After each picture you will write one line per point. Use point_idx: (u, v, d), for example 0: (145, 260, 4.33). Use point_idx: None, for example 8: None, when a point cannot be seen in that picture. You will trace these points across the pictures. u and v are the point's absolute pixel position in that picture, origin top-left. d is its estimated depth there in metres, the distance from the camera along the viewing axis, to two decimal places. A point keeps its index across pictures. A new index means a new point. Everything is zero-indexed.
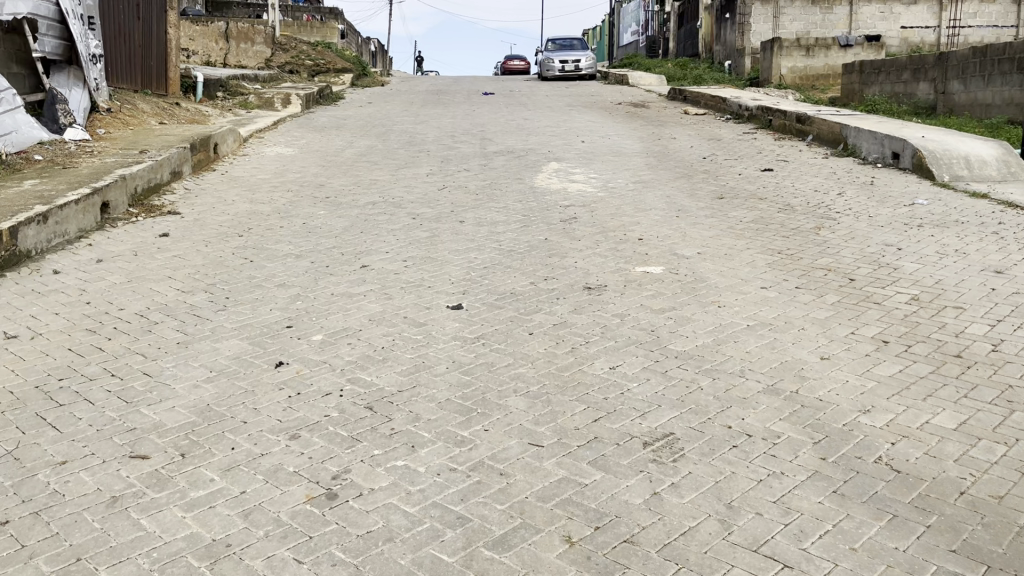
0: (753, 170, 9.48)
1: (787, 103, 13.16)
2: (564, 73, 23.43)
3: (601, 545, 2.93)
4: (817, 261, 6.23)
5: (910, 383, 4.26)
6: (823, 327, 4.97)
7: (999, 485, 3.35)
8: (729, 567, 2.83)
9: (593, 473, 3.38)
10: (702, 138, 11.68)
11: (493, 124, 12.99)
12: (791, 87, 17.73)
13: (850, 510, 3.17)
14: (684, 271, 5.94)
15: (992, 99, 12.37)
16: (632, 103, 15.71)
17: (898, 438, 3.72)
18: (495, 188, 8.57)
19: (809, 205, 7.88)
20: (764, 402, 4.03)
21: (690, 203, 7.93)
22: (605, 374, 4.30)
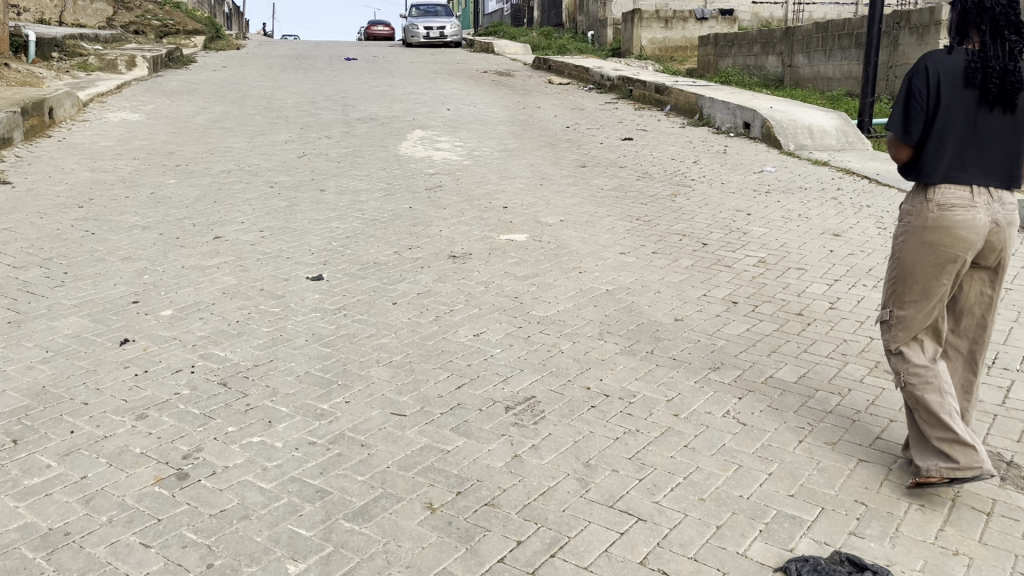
0: (614, 139, 9.69)
1: (647, 74, 13.48)
2: (429, 40, 23.15)
3: (462, 509, 2.95)
4: (673, 226, 6.46)
5: (756, 340, 4.50)
6: (678, 290, 5.17)
7: (834, 433, 3.60)
8: (586, 524, 2.91)
9: (455, 439, 3.39)
10: (565, 107, 11.82)
11: (356, 91, 12.70)
12: (651, 58, 18.21)
13: (699, 463, 3.33)
14: (546, 238, 6.03)
15: (833, 73, 13.13)
16: (497, 72, 15.72)
17: (744, 393, 3.93)
18: (358, 156, 8.39)
19: (666, 173, 8.14)
20: (622, 362, 4.16)
21: (553, 171, 8.04)
22: (469, 342, 4.31)
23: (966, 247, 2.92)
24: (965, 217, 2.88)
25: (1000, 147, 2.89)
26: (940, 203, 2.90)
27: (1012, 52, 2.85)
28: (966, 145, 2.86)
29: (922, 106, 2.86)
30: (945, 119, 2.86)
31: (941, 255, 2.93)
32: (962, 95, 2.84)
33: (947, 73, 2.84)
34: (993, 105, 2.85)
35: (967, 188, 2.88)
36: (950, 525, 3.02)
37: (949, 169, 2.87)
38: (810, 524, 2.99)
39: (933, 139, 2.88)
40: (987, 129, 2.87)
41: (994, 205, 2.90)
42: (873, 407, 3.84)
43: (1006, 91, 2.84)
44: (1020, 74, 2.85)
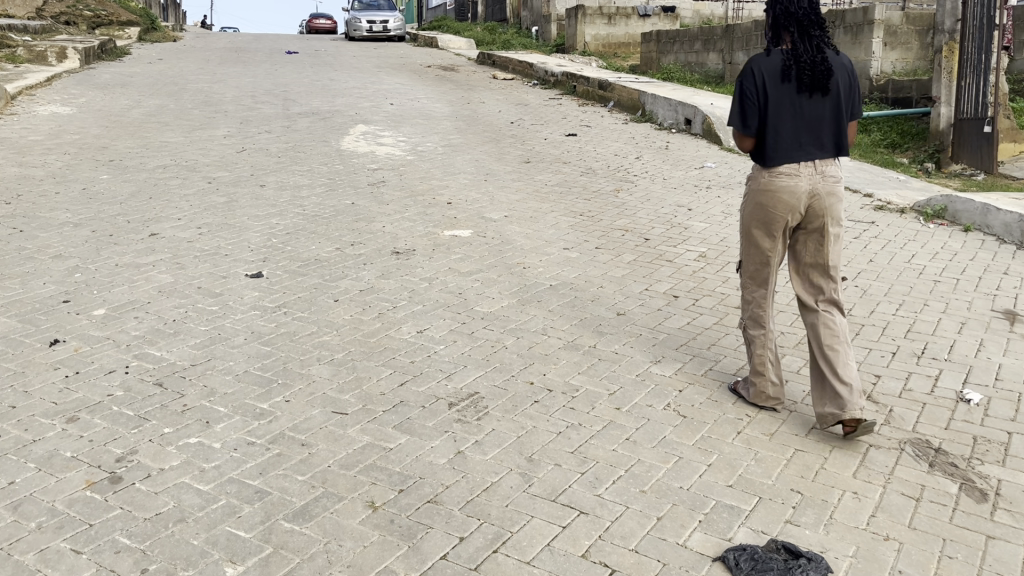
0: (558, 135, 9.73)
1: (590, 70, 13.56)
2: (372, 34, 22.92)
3: (405, 507, 2.94)
4: (616, 222, 6.52)
5: (696, 334, 4.57)
6: (620, 285, 5.22)
7: (771, 423, 3.68)
8: (529, 518, 2.92)
9: (398, 437, 3.37)
10: (510, 103, 11.83)
11: (297, 85, 12.51)
12: (594, 54, 18.33)
13: (641, 456, 3.37)
14: (491, 234, 6.03)
15: None
16: (441, 67, 15.64)
17: (684, 385, 3.99)
18: (299, 151, 8.28)
19: (609, 168, 8.21)
20: (564, 357, 4.19)
21: (497, 166, 8.04)
22: (412, 339, 4.28)
23: (789, 210, 3.45)
24: (787, 183, 3.41)
25: (822, 122, 3.41)
26: (772, 174, 3.43)
27: (818, 42, 3.40)
28: (796, 126, 3.38)
29: (753, 103, 3.39)
30: (774, 110, 3.38)
31: (767, 217, 3.49)
32: (784, 87, 3.37)
33: (767, 71, 3.37)
34: (811, 89, 3.39)
35: (798, 163, 3.40)
36: (882, 511, 3.11)
37: (786, 150, 3.39)
38: (747, 513, 3.05)
39: (769, 128, 3.39)
40: (809, 111, 3.39)
41: (817, 174, 3.42)
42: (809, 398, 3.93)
43: (818, 76, 3.38)
44: (826, 62, 3.38)
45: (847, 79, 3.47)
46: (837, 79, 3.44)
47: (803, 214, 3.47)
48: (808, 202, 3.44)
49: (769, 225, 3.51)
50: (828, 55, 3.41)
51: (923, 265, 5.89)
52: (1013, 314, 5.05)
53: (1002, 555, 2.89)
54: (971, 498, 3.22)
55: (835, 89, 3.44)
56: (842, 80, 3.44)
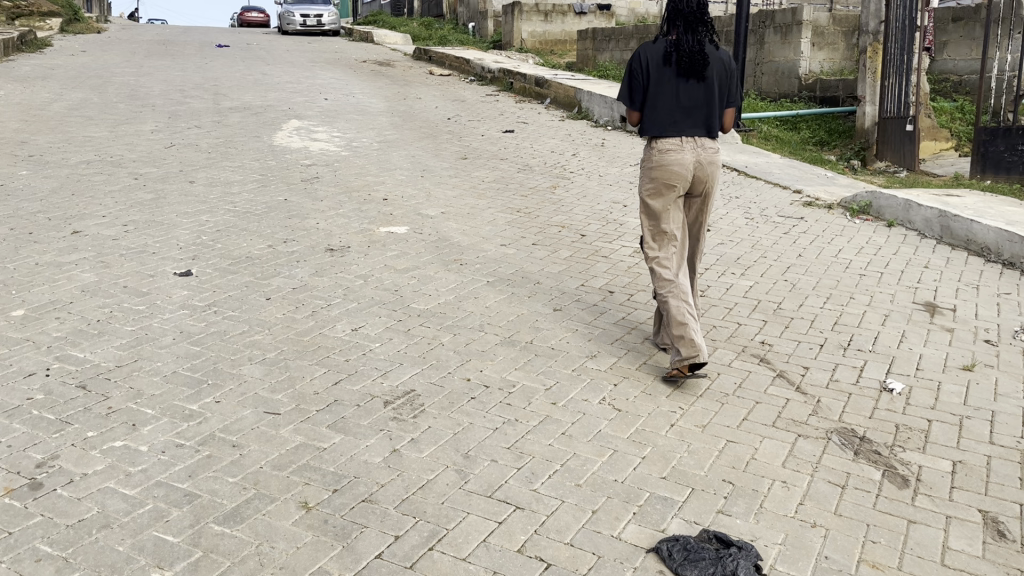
0: (495, 131, 9.73)
1: (527, 67, 13.59)
2: (306, 28, 22.56)
3: (339, 507, 2.91)
4: (552, 218, 6.54)
5: (631, 328, 4.63)
6: (557, 281, 5.25)
7: (704, 415, 3.75)
8: (464, 515, 2.92)
9: (332, 436, 3.33)
10: (446, 99, 11.78)
11: (228, 79, 12.24)
12: (531, 51, 18.34)
13: (576, 450, 3.39)
14: (427, 230, 6.00)
15: None
16: (377, 62, 15.48)
17: (619, 379, 4.03)
18: (230, 146, 8.11)
19: (546, 165, 8.24)
20: (501, 353, 4.19)
21: (434, 163, 8.00)
22: (347, 337, 4.23)
23: (680, 181, 3.86)
24: (676, 157, 3.82)
25: (699, 106, 3.81)
26: (659, 149, 3.84)
27: (700, 35, 3.79)
28: (673, 107, 3.81)
29: (636, 83, 3.86)
30: (655, 91, 3.83)
31: (660, 187, 3.88)
32: (665, 71, 3.81)
33: (650, 57, 3.83)
34: (690, 75, 3.81)
35: (674, 136, 3.82)
36: (809, 499, 3.20)
37: (662, 125, 3.83)
38: (680, 504, 3.10)
39: (649, 106, 3.84)
40: (685, 93, 3.80)
41: (696, 150, 3.83)
42: (740, 390, 4.02)
43: (697, 65, 3.80)
44: (704, 50, 3.79)
45: (726, 71, 3.89)
46: (717, 69, 3.85)
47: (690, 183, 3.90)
48: (695, 173, 3.87)
49: (664, 195, 3.89)
50: (709, 47, 3.82)
51: (849, 259, 6.07)
52: (933, 306, 5.25)
53: (922, 538, 3.00)
54: (893, 483, 3.33)
55: (715, 78, 3.85)
56: (721, 71, 3.85)
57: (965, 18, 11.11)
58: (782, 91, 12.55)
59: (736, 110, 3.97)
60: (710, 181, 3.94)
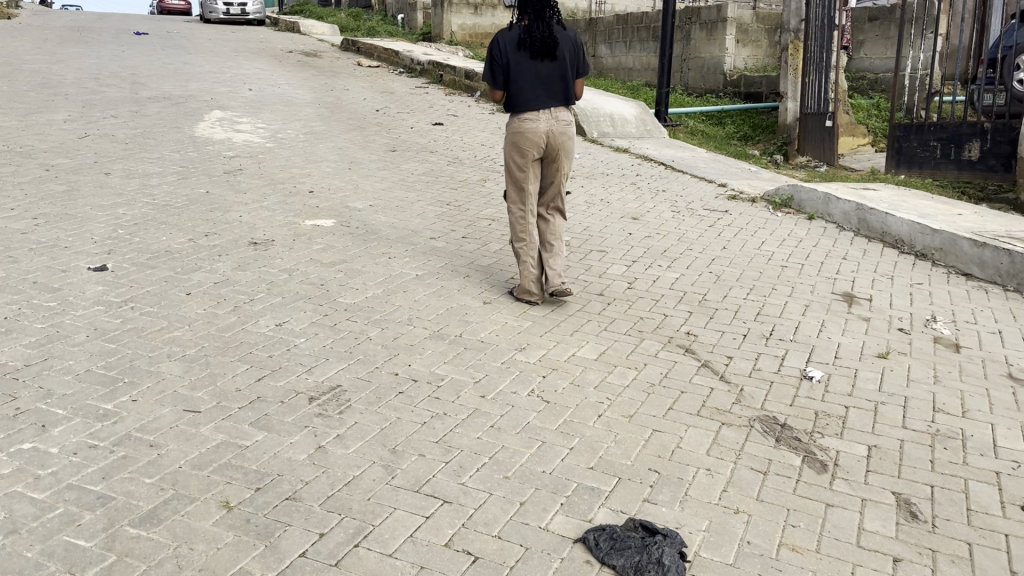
0: (425, 124, 9.65)
1: (457, 59, 13.52)
2: (229, 17, 22.02)
3: (261, 506, 2.84)
4: (482, 211, 6.53)
5: (560, 321, 4.66)
6: (486, 274, 5.25)
7: (630, 406, 3.79)
8: (391, 511, 2.89)
9: (255, 434, 3.26)
10: (374, 90, 11.64)
11: (146, 68, 11.86)
12: (461, 44, 18.25)
13: (504, 442, 3.39)
14: (354, 224, 5.91)
15: (633, 64, 14.24)
16: (303, 53, 15.20)
17: (547, 371, 4.05)
18: (148, 137, 7.84)
19: (476, 158, 8.22)
20: (430, 347, 4.17)
21: (361, 155, 7.90)
22: (270, 332, 4.14)
23: (538, 143, 4.56)
24: (534, 124, 4.52)
25: (553, 81, 4.50)
26: (519, 120, 4.53)
27: (548, 20, 4.43)
28: (532, 84, 4.48)
29: (498, 66, 4.47)
30: (514, 72, 4.47)
31: (519, 151, 4.58)
32: (521, 54, 4.46)
33: (507, 43, 4.45)
34: (542, 56, 4.47)
35: (535, 109, 4.51)
36: (732, 486, 3.26)
37: (525, 100, 4.49)
38: (608, 494, 3.12)
39: (510, 84, 4.49)
40: (541, 71, 4.48)
41: (554, 119, 4.53)
42: (666, 379, 4.09)
43: (548, 46, 4.45)
44: (553, 33, 4.45)
45: (573, 46, 4.58)
46: (565, 47, 4.53)
47: (546, 148, 4.58)
48: (550, 137, 4.56)
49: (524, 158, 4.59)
50: (556, 30, 4.48)
51: (771, 251, 6.22)
52: (851, 296, 5.42)
53: (839, 521, 3.09)
54: (812, 468, 3.43)
55: (564, 55, 4.53)
56: (568, 48, 4.53)
57: (880, 18, 11.53)
58: (707, 87, 12.80)
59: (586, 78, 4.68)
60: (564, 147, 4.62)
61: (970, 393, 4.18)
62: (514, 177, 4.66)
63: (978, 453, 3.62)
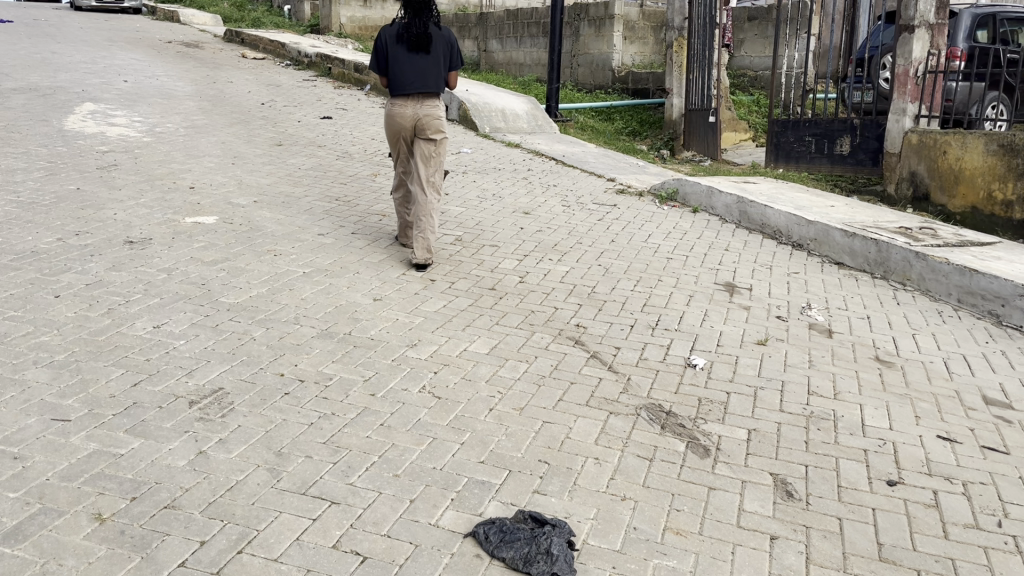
0: (312, 117, 9.44)
1: (346, 52, 13.26)
2: (102, 4, 20.92)
3: (138, 515, 2.73)
4: (372, 207, 6.44)
5: (452, 316, 4.66)
6: (376, 270, 5.18)
7: (521, 398, 3.83)
8: (277, 514, 2.82)
9: (131, 441, 3.12)
10: (260, 83, 11.32)
11: (10, 57, 11.16)
12: (350, 36, 17.93)
13: (395, 440, 3.36)
14: (238, 221, 5.73)
15: (524, 59, 14.34)
16: (183, 43, 14.63)
17: (439, 366, 4.04)
18: (12, 130, 7.39)
19: (366, 152, 8.10)
20: (317, 346, 4.08)
21: (246, 149, 7.66)
22: (147, 335, 3.98)
23: (403, 125, 5.13)
24: (400, 108, 5.11)
25: (426, 71, 5.07)
26: (390, 104, 5.14)
27: (425, 19, 5.03)
28: (407, 73, 5.05)
29: (380, 56, 5.07)
30: (391, 63, 5.06)
31: (391, 131, 5.21)
32: (399, 46, 5.04)
33: (388, 36, 5.05)
34: (419, 50, 5.05)
35: (407, 96, 5.07)
36: (619, 474, 3.34)
37: (399, 88, 5.07)
38: (498, 487, 3.14)
39: (389, 73, 5.08)
40: (415, 63, 5.05)
41: (420, 106, 5.09)
42: (556, 371, 4.14)
43: (422, 41, 5.04)
44: (428, 30, 5.04)
45: (447, 44, 5.16)
46: (439, 42, 5.11)
47: (415, 131, 5.13)
48: (414, 120, 5.10)
49: (396, 137, 5.22)
50: (432, 28, 5.08)
51: (658, 244, 6.39)
52: (732, 285, 5.63)
53: (721, 503, 3.21)
54: (696, 453, 3.54)
55: (438, 50, 5.11)
56: (442, 45, 5.11)
57: (758, 17, 12.01)
58: (597, 83, 13.02)
59: (458, 72, 5.25)
60: (429, 129, 5.11)
61: (841, 376, 4.42)
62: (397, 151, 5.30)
63: (848, 432, 3.83)
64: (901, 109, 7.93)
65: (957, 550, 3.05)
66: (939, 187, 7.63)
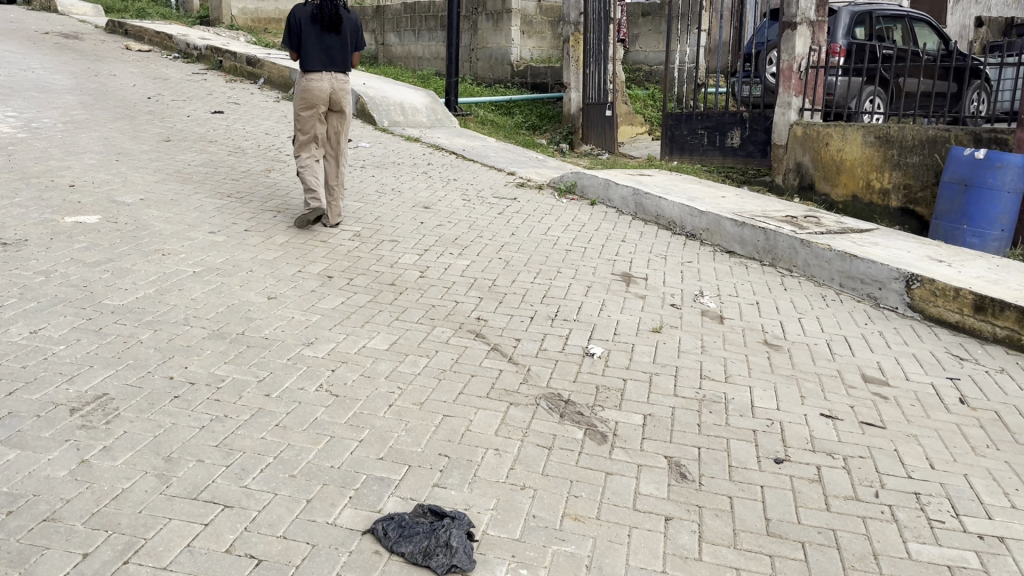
0: (202, 112, 9.14)
1: (237, 44, 12.89)
2: None
3: (14, 530, 2.60)
4: (266, 203, 6.29)
5: (350, 313, 4.60)
6: (271, 268, 5.07)
7: (421, 393, 3.82)
8: (166, 521, 2.74)
9: (6, 453, 2.97)
10: (146, 76, 10.89)
11: None
12: (243, 29, 17.43)
13: (291, 440, 3.30)
14: (122, 219, 5.50)
15: (423, 53, 14.26)
16: (62, 34, 13.93)
17: (337, 364, 3.99)
18: None
19: (259, 148, 7.89)
20: (208, 347, 3.97)
21: (131, 145, 7.36)
22: (24, 341, 3.78)
23: (322, 98, 5.64)
24: (320, 82, 5.60)
25: (336, 51, 5.67)
26: (308, 79, 5.58)
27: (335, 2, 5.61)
28: (318, 50, 5.61)
29: (294, 32, 5.58)
30: (305, 40, 5.58)
31: (308, 104, 5.62)
32: (312, 25, 5.59)
33: (302, 15, 5.58)
34: (329, 29, 5.62)
35: (319, 70, 5.61)
36: (519, 463, 3.37)
37: (312, 62, 5.60)
38: (397, 483, 3.13)
39: (300, 49, 5.60)
40: (326, 41, 5.62)
41: (333, 80, 5.65)
42: (457, 365, 4.15)
43: (334, 22, 5.62)
44: (339, 12, 5.62)
45: (354, 27, 5.77)
46: (349, 25, 5.72)
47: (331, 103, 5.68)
48: (332, 94, 5.67)
49: (311, 110, 5.64)
50: (341, 11, 5.67)
51: (557, 236, 6.47)
52: (629, 276, 5.75)
53: (618, 487, 3.29)
54: (594, 440, 3.61)
55: (346, 32, 5.71)
56: (350, 27, 5.73)
57: (652, 13, 12.33)
58: (496, 77, 13.06)
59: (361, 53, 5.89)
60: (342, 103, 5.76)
61: (732, 360, 4.58)
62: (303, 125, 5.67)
63: (737, 414, 3.98)
64: (786, 102, 8.24)
65: (838, 521, 3.21)
66: (823, 177, 7.97)
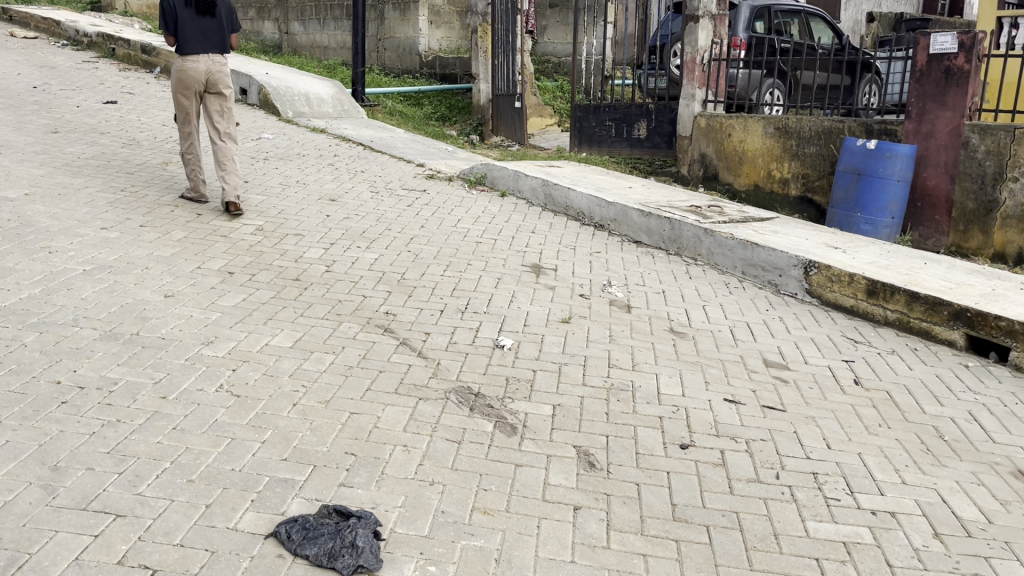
0: (94, 102, 8.72)
1: (131, 31, 12.35)
2: None
3: None
4: (163, 197, 6.04)
5: (252, 310, 4.46)
6: (168, 265, 4.87)
7: (326, 391, 3.73)
8: (52, 534, 2.60)
9: None
10: (31, 64, 10.32)
11: None
12: (138, 16, 16.71)
13: (188, 444, 3.18)
14: (4, 216, 5.20)
15: (329, 42, 13.98)
16: None
17: (238, 364, 3.86)
18: None
19: (156, 139, 7.58)
20: (99, 348, 3.79)
21: (14, 137, 6.97)
22: None
23: (197, 80, 5.60)
24: (195, 65, 5.56)
25: (213, 33, 5.65)
26: (184, 62, 5.55)
27: None
28: (196, 32, 5.56)
29: (169, 16, 5.50)
30: (181, 23, 5.52)
31: (183, 88, 5.58)
32: (187, 9, 5.55)
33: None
34: (204, 12, 5.61)
35: (198, 52, 5.57)
36: (428, 459, 3.34)
37: (189, 46, 5.56)
38: (302, 484, 3.05)
39: (178, 32, 5.53)
40: (202, 23, 5.59)
41: (211, 62, 5.60)
42: (365, 361, 4.07)
43: (207, 5, 5.62)
44: None
45: (227, 10, 5.78)
46: (222, 8, 5.72)
47: (207, 85, 5.63)
48: (208, 75, 5.61)
49: (187, 94, 5.62)
50: None
51: (466, 228, 6.44)
52: (538, 266, 5.77)
53: (527, 479, 3.29)
54: (504, 432, 3.61)
55: (221, 15, 5.71)
56: (225, 9, 5.73)
57: (560, 4, 12.41)
58: (404, 67, 12.90)
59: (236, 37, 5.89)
60: (220, 85, 5.68)
61: (640, 348, 4.65)
62: (181, 109, 5.66)
63: (645, 401, 4.04)
64: (690, 94, 8.41)
65: (741, 503, 3.29)
66: (726, 167, 8.18)
